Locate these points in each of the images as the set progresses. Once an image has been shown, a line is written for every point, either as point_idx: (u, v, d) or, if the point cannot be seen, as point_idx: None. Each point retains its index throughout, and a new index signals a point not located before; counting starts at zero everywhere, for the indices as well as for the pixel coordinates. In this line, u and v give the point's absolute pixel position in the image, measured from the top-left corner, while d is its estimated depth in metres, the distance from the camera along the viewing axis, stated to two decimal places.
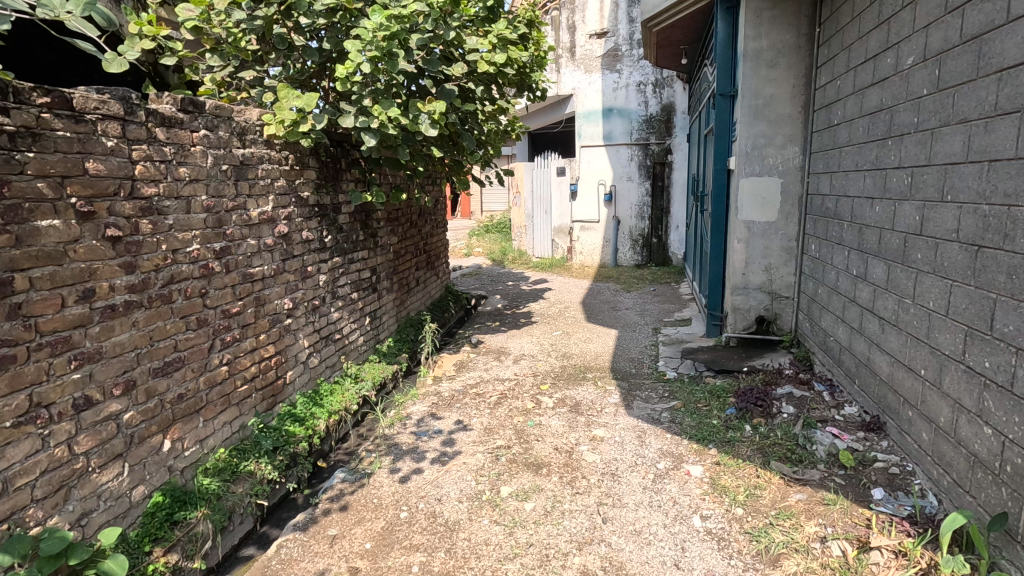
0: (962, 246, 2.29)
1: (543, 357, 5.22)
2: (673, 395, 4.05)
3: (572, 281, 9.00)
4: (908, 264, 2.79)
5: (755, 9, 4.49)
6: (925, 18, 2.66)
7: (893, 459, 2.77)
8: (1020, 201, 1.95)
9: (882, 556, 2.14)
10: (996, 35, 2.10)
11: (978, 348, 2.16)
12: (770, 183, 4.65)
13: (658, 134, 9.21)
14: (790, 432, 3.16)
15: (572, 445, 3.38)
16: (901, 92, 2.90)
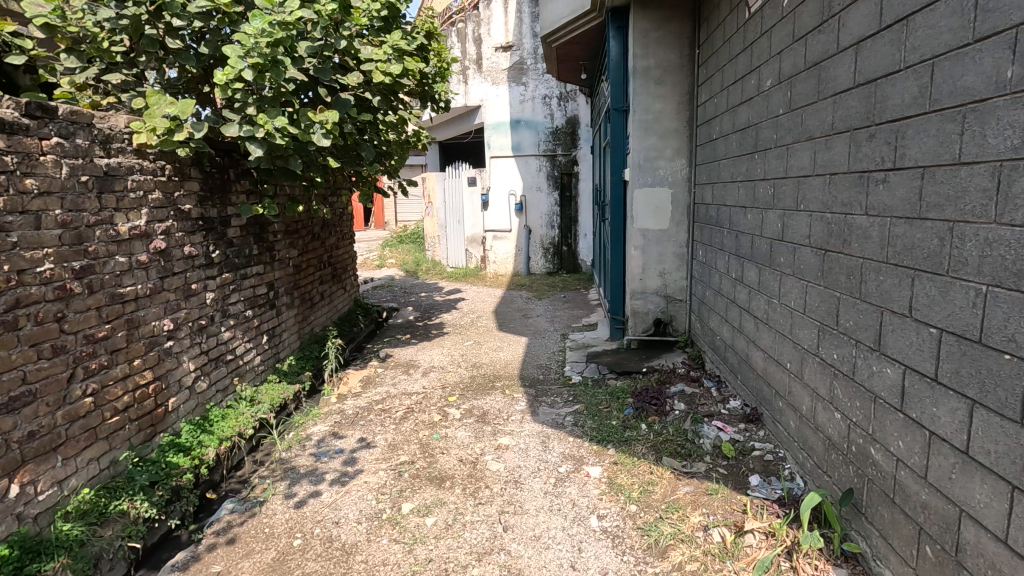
0: (813, 251, 2.55)
1: (453, 368, 5.20)
2: (576, 399, 4.17)
3: (485, 290, 9.05)
4: (774, 266, 3.06)
5: (643, 30, 4.76)
6: (779, 45, 2.94)
7: (767, 447, 3.01)
8: (853, 210, 2.20)
9: (755, 538, 2.32)
10: (830, 63, 2.37)
11: (828, 342, 2.40)
12: (661, 193, 4.95)
13: (564, 145, 9.50)
14: (680, 428, 3.34)
15: (477, 455, 3.39)
16: (763, 112, 3.19)
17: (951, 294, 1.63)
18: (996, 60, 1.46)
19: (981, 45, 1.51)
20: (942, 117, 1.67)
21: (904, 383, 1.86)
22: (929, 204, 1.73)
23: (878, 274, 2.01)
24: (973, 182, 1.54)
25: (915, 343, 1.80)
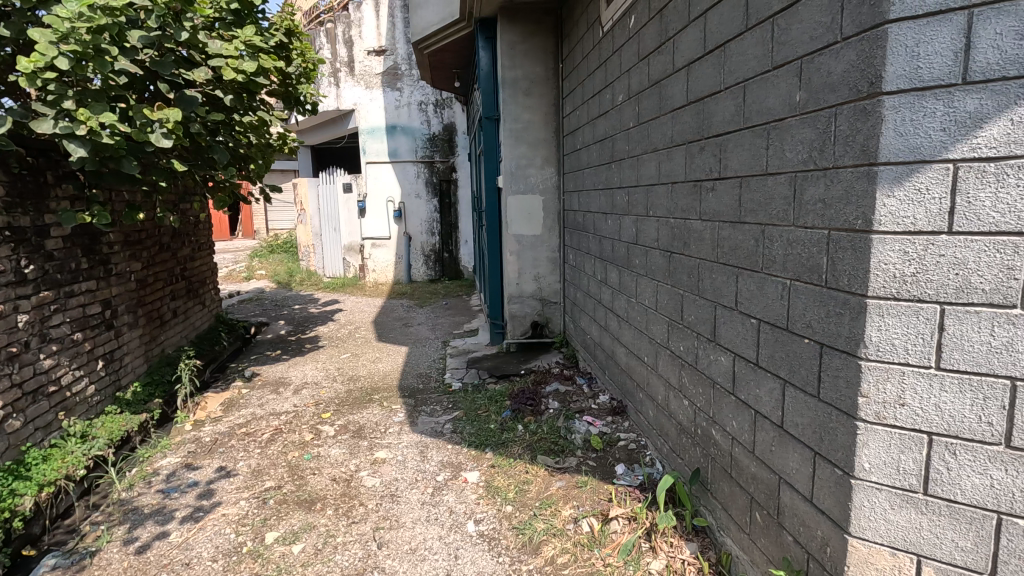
0: (661, 253, 2.78)
1: (328, 383, 4.93)
2: (456, 406, 4.17)
3: (365, 300, 8.75)
4: (631, 268, 3.29)
5: (510, 42, 4.91)
6: (628, 64, 3.18)
7: (631, 437, 3.23)
8: (691, 215, 2.43)
9: (619, 524, 2.47)
10: (668, 82, 2.60)
11: (676, 336, 2.63)
12: (533, 200, 5.13)
13: (442, 152, 9.50)
14: (554, 426, 3.48)
15: (351, 472, 3.25)
16: (617, 125, 3.43)
17: (766, 288, 1.85)
18: (789, 84, 1.68)
19: (779, 71, 1.73)
20: (753, 133, 1.90)
21: (734, 368, 2.09)
22: (747, 209, 1.96)
23: (712, 272, 2.24)
24: (777, 190, 1.76)
25: (741, 333, 2.03)
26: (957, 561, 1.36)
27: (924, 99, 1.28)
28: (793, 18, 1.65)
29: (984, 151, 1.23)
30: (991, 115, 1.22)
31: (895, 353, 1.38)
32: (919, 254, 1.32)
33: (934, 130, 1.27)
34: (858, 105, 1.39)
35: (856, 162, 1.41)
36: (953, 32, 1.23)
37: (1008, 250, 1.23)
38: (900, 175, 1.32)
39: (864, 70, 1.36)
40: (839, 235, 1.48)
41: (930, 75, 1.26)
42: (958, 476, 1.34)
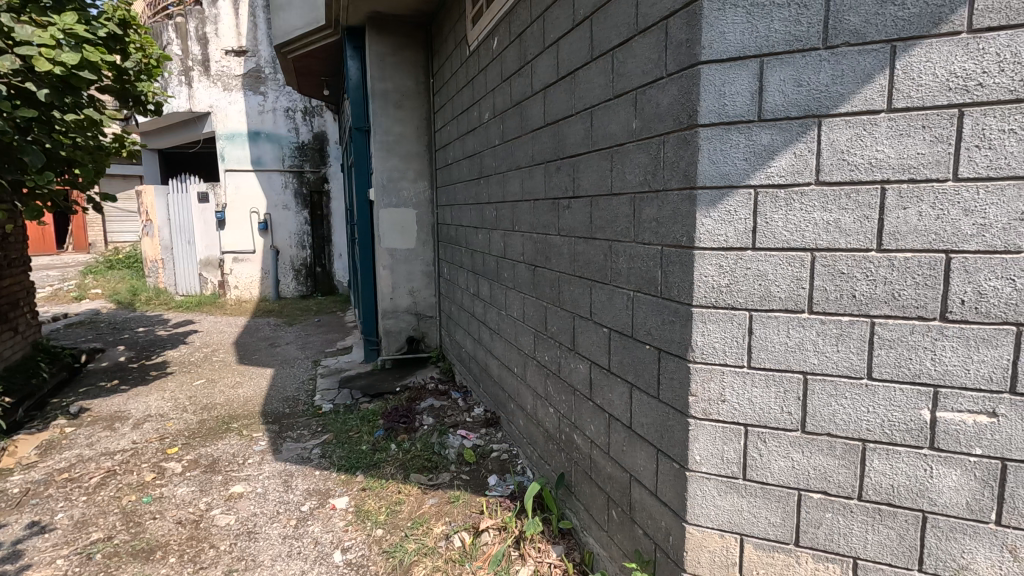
0: (526, 267, 2.89)
1: (176, 415, 4.42)
2: (325, 429, 3.95)
3: (225, 319, 8.01)
4: (500, 281, 3.37)
5: (378, 53, 4.83)
6: (492, 83, 3.28)
7: (503, 447, 3.30)
8: (551, 231, 2.55)
9: (489, 535, 2.48)
10: (528, 103, 2.72)
11: (542, 346, 2.73)
12: (405, 214, 5.07)
13: (312, 162, 9.05)
14: (428, 442, 3.44)
15: (201, 512, 2.93)
16: (485, 142, 3.51)
17: (613, 299, 2.00)
18: (627, 113, 1.84)
19: (619, 100, 1.89)
20: (600, 156, 2.05)
21: (590, 375, 2.22)
22: (597, 226, 2.10)
23: (569, 285, 2.37)
24: (620, 209, 1.92)
25: (595, 341, 2.16)
26: (770, 535, 1.55)
27: (730, 133, 1.45)
28: (629, 53, 1.81)
29: (777, 179, 1.42)
30: (780, 149, 1.41)
31: (716, 355, 1.55)
32: (732, 267, 1.50)
33: (739, 160, 1.45)
34: (680, 135, 1.56)
35: (681, 186, 1.57)
36: (749, 76, 1.42)
37: (797, 263, 1.43)
38: (714, 198, 1.49)
39: (684, 104, 1.53)
40: (670, 252, 1.64)
41: (734, 112, 1.44)
42: (768, 460, 1.53)
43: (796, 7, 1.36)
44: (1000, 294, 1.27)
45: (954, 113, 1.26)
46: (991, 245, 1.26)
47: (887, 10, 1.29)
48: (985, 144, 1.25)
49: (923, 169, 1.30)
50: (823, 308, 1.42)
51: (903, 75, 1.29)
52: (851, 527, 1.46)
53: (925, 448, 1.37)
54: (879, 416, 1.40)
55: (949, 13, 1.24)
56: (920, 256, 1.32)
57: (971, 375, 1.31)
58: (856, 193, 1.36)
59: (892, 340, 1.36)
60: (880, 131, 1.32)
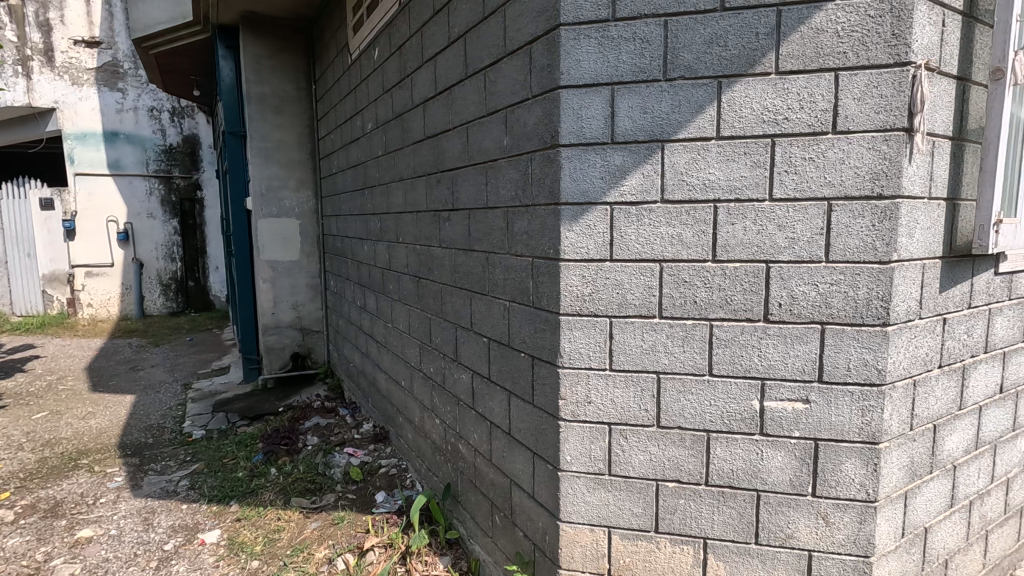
0: (411, 278, 2.87)
1: (9, 455, 3.83)
2: (195, 458, 3.63)
3: (75, 342, 7.08)
4: (386, 293, 3.32)
5: (254, 55, 4.58)
6: (374, 93, 3.24)
7: (392, 462, 3.24)
8: (433, 243, 2.57)
9: (375, 554, 2.43)
10: (409, 115, 2.72)
11: (427, 357, 2.73)
12: (287, 224, 4.83)
13: (182, 167, 8.32)
14: (312, 463, 3.29)
15: (37, 564, 2.56)
16: (368, 152, 3.45)
17: (491, 309, 2.06)
18: (499, 130, 1.91)
19: (491, 117, 1.96)
20: (476, 170, 2.10)
21: (472, 385, 2.25)
22: (475, 238, 2.15)
23: (451, 296, 2.40)
24: (495, 223, 1.99)
25: (476, 351, 2.21)
26: (634, 525, 1.67)
27: (587, 153, 1.57)
28: (499, 73, 1.88)
29: (629, 197, 1.56)
30: (631, 169, 1.55)
31: (581, 359, 1.66)
32: (593, 277, 1.62)
33: (596, 178, 1.57)
34: (545, 153, 1.66)
35: (547, 202, 1.67)
36: (602, 102, 1.55)
37: (648, 273, 1.57)
38: (576, 213, 1.60)
39: (548, 125, 1.64)
40: (539, 264, 1.73)
41: (590, 134, 1.56)
42: (630, 455, 1.65)
43: (640, 41, 1.50)
44: (808, 298, 1.48)
45: (768, 142, 1.45)
46: (800, 255, 1.47)
47: (714, 50, 1.46)
48: (792, 169, 1.45)
49: (746, 191, 1.48)
50: (671, 313, 1.57)
51: (728, 108, 1.47)
52: (701, 511, 1.62)
53: (756, 434, 1.55)
54: (719, 408, 1.57)
55: (761, 56, 1.43)
56: (746, 266, 1.51)
57: (789, 367, 1.51)
58: (694, 210, 1.52)
59: (728, 339, 1.54)
60: (711, 156, 1.49)
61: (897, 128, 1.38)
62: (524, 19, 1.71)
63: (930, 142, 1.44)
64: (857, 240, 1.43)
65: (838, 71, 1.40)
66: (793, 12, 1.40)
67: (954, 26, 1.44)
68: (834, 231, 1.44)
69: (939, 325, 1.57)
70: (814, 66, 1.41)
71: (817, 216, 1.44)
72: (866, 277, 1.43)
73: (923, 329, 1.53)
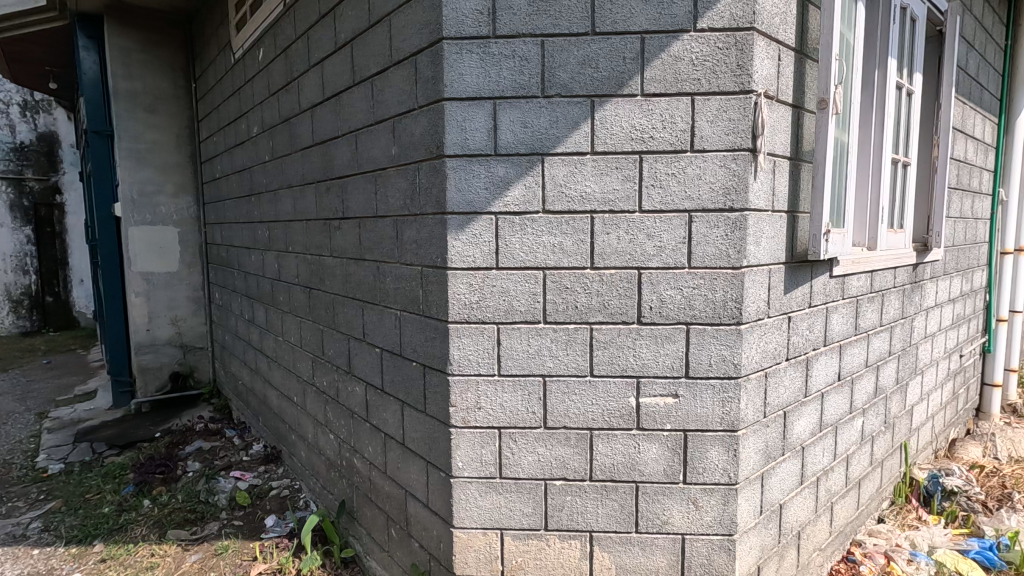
0: (302, 289, 2.76)
1: None
2: (51, 495, 3.21)
3: None
4: (275, 306, 3.16)
5: (123, 49, 4.19)
6: (259, 96, 3.09)
7: (284, 483, 3.07)
8: (323, 252, 2.49)
9: None
10: (297, 120, 2.62)
11: (320, 371, 2.63)
12: (163, 233, 4.44)
13: (37, 168, 7.38)
14: (192, 491, 3.04)
15: None
16: (254, 157, 3.28)
17: (383, 319, 2.04)
18: (386, 140, 1.91)
19: (379, 126, 1.95)
20: (365, 179, 2.08)
21: (366, 397, 2.21)
22: (365, 247, 2.12)
23: (343, 307, 2.34)
24: (385, 232, 1.97)
25: (368, 362, 2.17)
26: (525, 524, 1.72)
27: (472, 165, 1.62)
28: (385, 82, 1.88)
29: (512, 207, 1.62)
30: (513, 180, 1.61)
31: (471, 366, 1.69)
32: (480, 286, 1.65)
33: (481, 189, 1.62)
34: (431, 164, 1.68)
35: (434, 211, 1.69)
36: (485, 115, 1.60)
37: (532, 280, 1.64)
38: (462, 223, 1.63)
39: (434, 136, 1.66)
40: (428, 272, 1.74)
41: (474, 146, 1.61)
42: (519, 457, 1.70)
43: (518, 59, 1.57)
44: (674, 301, 1.61)
45: (636, 158, 1.57)
46: (667, 263, 1.60)
47: (587, 71, 1.56)
48: (657, 183, 1.58)
49: (618, 203, 1.60)
50: (554, 318, 1.65)
51: (601, 125, 1.57)
52: (586, 506, 1.70)
53: (633, 429, 1.66)
54: (600, 407, 1.66)
55: (628, 79, 1.55)
56: (620, 272, 1.62)
57: (660, 365, 1.64)
58: (572, 220, 1.61)
59: (606, 341, 1.64)
60: (587, 169, 1.59)
61: (743, 148, 1.56)
62: (408, 30, 1.73)
63: (771, 162, 1.63)
64: (714, 248, 1.59)
65: (694, 96, 1.55)
66: (655, 41, 1.54)
67: (788, 61, 1.65)
68: (694, 239, 1.59)
69: (785, 322, 1.77)
70: (673, 90, 1.55)
71: (680, 226, 1.58)
72: (722, 282, 1.59)
73: (771, 327, 1.72)
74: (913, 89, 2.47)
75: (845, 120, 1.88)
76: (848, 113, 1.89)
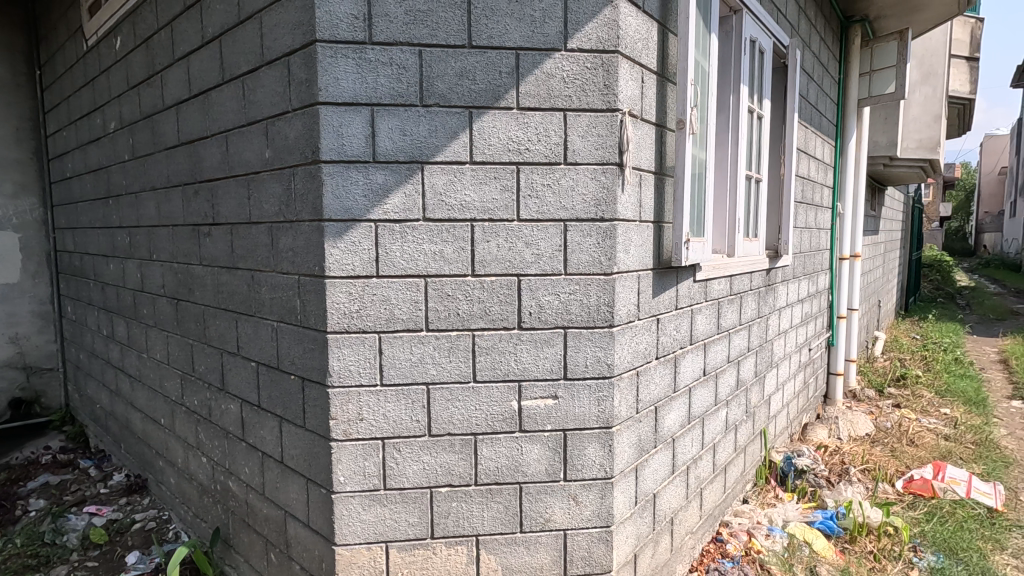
0: (168, 300, 2.53)
1: None
2: None
3: None
4: (139, 319, 2.87)
5: None
6: (117, 89, 2.80)
7: (150, 514, 2.79)
8: (192, 260, 2.31)
9: None
10: (160, 117, 2.41)
11: (190, 389, 2.42)
12: None
13: None
14: (35, 533, 2.67)
15: None
16: (112, 156, 2.97)
17: (259, 331, 1.92)
18: (259, 142, 1.81)
19: (251, 127, 1.85)
20: (237, 182, 1.96)
21: (241, 414, 2.07)
22: (238, 255, 1.99)
23: (215, 319, 2.18)
24: (259, 239, 1.87)
25: (243, 377, 2.04)
26: (411, 535, 1.70)
27: (349, 171, 1.58)
28: (257, 83, 1.79)
29: (392, 214, 1.60)
30: (393, 188, 1.60)
31: (351, 377, 1.64)
32: (359, 294, 1.62)
33: (359, 196, 1.59)
34: (307, 169, 1.63)
35: (310, 218, 1.63)
36: (362, 121, 1.57)
37: (413, 288, 1.63)
38: (340, 230, 1.59)
39: (309, 140, 1.61)
40: (305, 281, 1.68)
41: (351, 152, 1.58)
42: (403, 467, 1.68)
43: (396, 67, 1.57)
44: (552, 306, 1.69)
45: (513, 168, 1.63)
46: (545, 269, 1.67)
47: (464, 83, 1.59)
48: (533, 194, 1.65)
49: (497, 212, 1.64)
50: (436, 326, 1.65)
51: (479, 136, 1.61)
52: (472, 510, 1.72)
53: (516, 431, 1.71)
54: (484, 412, 1.69)
55: (504, 93, 1.61)
56: (500, 280, 1.66)
57: (540, 368, 1.70)
58: (453, 228, 1.63)
59: (487, 347, 1.67)
60: (466, 178, 1.62)
61: (611, 162, 1.67)
62: (280, 29, 1.66)
63: (637, 175, 1.76)
64: (587, 255, 1.68)
65: (566, 111, 1.64)
66: (528, 57, 1.61)
67: (651, 83, 1.80)
68: (569, 247, 1.67)
69: (654, 324, 1.92)
70: (546, 105, 1.63)
71: (556, 234, 1.66)
72: (595, 287, 1.69)
73: (641, 328, 1.85)
74: (762, 113, 2.79)
75: (702, 139, 2.07)
76: (705, 133, 2.09)
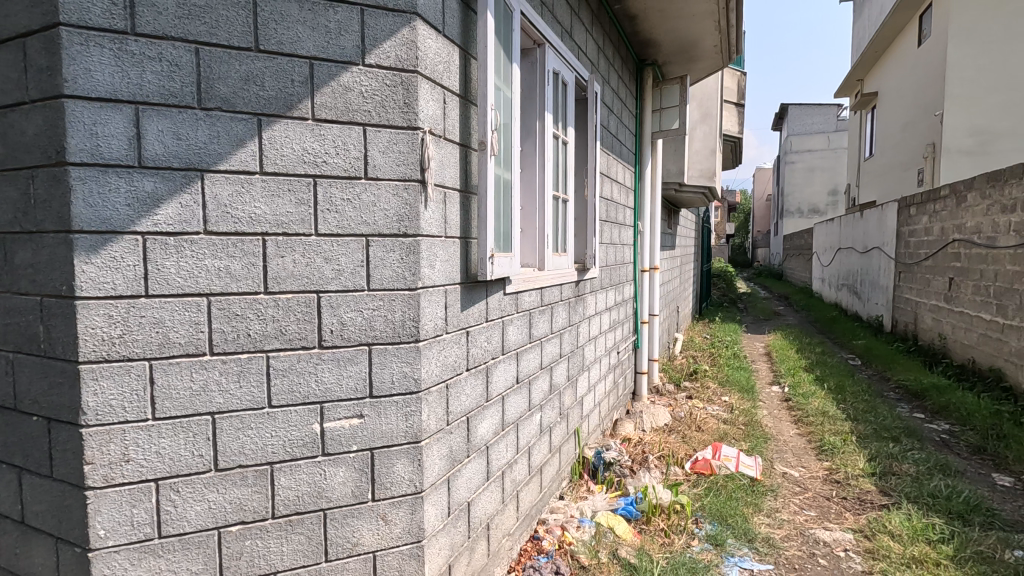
0: None
1: None
2: None
3: None
4: None
5: None
6: None
7: None
8: None
9: None
10: None
11: None
12: None
13: None
14: None
15: None
16: None
17: None
18: None
19: None
20: None
21: None
22: None
23: None
24: None
25: None
26: None
27: (107, 176, 1.38)
28: None
29: (163, 226, 1.43)
30: (165, 197, 1.43)
31: (113, 414, 1.42)
32: (123, 317, 1.41)
33: (121, 205, 1.40)
34: (50, 171, 1.39)
35: (56, 228, 1.39)
36: (123, 120, 1.39)
37: (192, 308, 1.47)
38: (94, 244, 1.38)
39: (52, 137, 1.37)
40: (49, 303, 1.42)
41: (108, 154, 1.38)
42: (183, 510, 1.50)
43: (167, 64, 1.41)
44: (355, 323, 1.65)
45: (309, 181, 1.56)
46: (346, 286, 1.63)
47: (251, 88, 1.49)
48: (332, 208, 1.60)
49: (292, 226, 1.56)
50: (223, 349, 1.51)
51: (269, 145, 1.52)
52: (269, 546, 1.59)
53: (318, 456, 1.63)
54: (282, 438, 1.59)
55: (297, 102, 1.54)
56: (297, 297, 1.57)
57: (343, 388, 1.65)
58: (240, 242, 1.51)
59: (284, 369, 1.57)
60: (255, 190, 1.51)
61: (413, 179, 1.69)
62: (14, 6, 1.40)
63: (441, 192, 1.81)
64: (390, 271, 1.67)
65: (365, 126, 1.62)
66: (324, 69, 1.56)
67: (453, 104, 1.87)
68: (372, 263, 1.65)
69: (463, 337, 1.97)
70: (344, 118, 1.59)
71: (357, 250, 1.63)
72: (400, 302, 1.69)
73: (450, 341, 1.90)
74: (566, 139, 3.05)
75: (506, 161, 2.21)
76: (509, 154, 2.22)
